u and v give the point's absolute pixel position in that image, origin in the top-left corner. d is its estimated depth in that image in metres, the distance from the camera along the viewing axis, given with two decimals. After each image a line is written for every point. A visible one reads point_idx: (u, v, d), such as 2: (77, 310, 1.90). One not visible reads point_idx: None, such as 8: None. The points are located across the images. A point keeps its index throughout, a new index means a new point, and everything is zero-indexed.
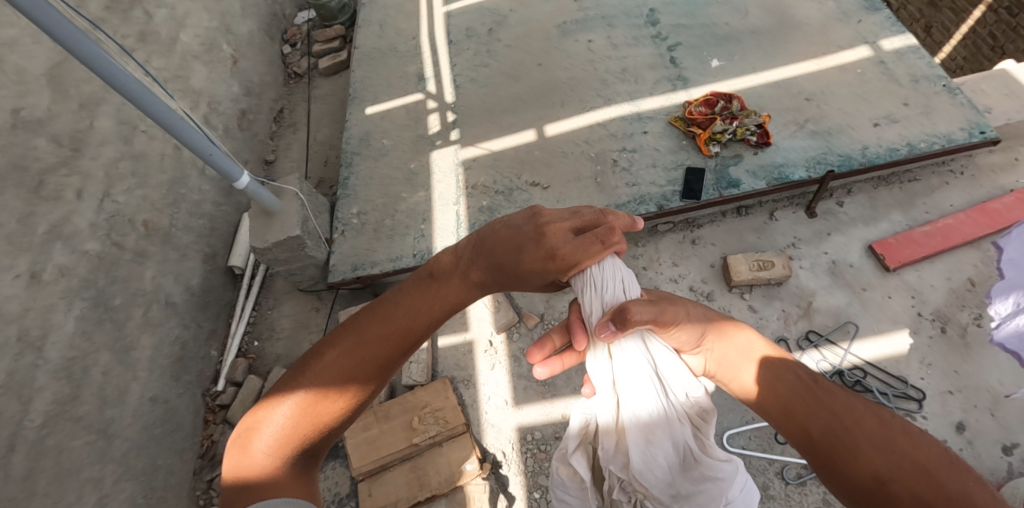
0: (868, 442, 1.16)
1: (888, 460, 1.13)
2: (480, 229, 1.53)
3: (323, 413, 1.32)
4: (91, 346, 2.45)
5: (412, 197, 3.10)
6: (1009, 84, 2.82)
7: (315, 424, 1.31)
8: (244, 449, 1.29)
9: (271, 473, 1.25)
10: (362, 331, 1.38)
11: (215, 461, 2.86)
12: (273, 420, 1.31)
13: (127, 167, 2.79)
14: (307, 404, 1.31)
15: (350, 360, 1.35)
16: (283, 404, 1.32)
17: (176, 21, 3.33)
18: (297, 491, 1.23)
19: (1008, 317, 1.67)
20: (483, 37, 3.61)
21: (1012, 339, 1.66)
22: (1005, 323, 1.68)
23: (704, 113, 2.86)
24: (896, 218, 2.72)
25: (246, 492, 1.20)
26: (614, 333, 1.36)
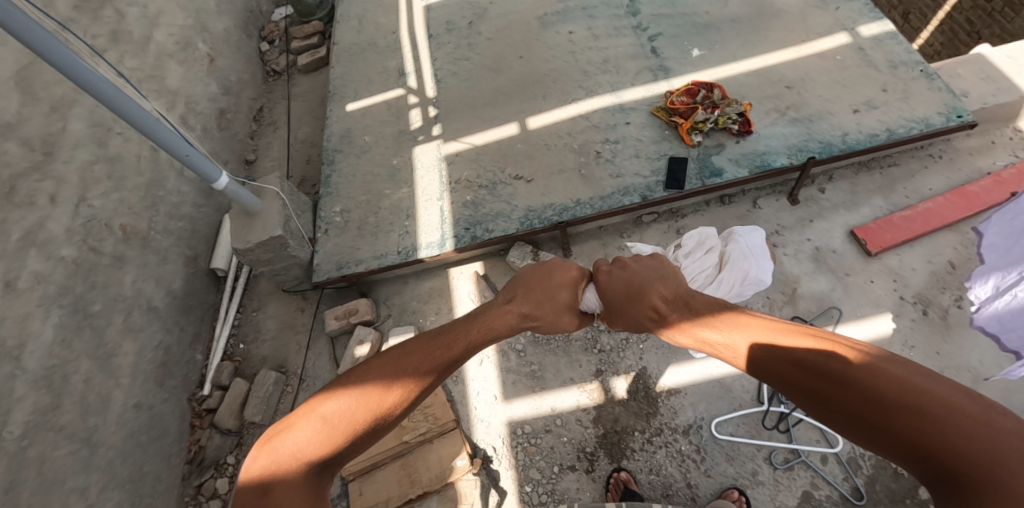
0: (831, 406, 1.05)
1: (856, 421, 1.02)
2: (517, 278, 1.70)
3: (365, 419, 1.17)
4: (71, 354, 2.41)
5: (396, 194, 3.06)
6: (984, 68, 2.86)
7: (354, 427, 1.16)
8: (271, 449, 1.13)
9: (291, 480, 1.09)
10: (420, 342, 1.32)
11: (203, 466, 2.82)
12: (305, 424, 1.16)
13: (102, 171, 2.73)
14: (346, 410, 1.16)
15: (403, 364, 1.25)
16: (314, 409, 1.17)
17: (149, 20, 3.25)
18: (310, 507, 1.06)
19: (987, 301, 1.69)
20: (463, 31, 3.58)
21: (991, 322, 1.68)
22: (984, 306, 1.71)
23: (685, 102, 2.86)
24: (877, 203, 2.75)
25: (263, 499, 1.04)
26: None
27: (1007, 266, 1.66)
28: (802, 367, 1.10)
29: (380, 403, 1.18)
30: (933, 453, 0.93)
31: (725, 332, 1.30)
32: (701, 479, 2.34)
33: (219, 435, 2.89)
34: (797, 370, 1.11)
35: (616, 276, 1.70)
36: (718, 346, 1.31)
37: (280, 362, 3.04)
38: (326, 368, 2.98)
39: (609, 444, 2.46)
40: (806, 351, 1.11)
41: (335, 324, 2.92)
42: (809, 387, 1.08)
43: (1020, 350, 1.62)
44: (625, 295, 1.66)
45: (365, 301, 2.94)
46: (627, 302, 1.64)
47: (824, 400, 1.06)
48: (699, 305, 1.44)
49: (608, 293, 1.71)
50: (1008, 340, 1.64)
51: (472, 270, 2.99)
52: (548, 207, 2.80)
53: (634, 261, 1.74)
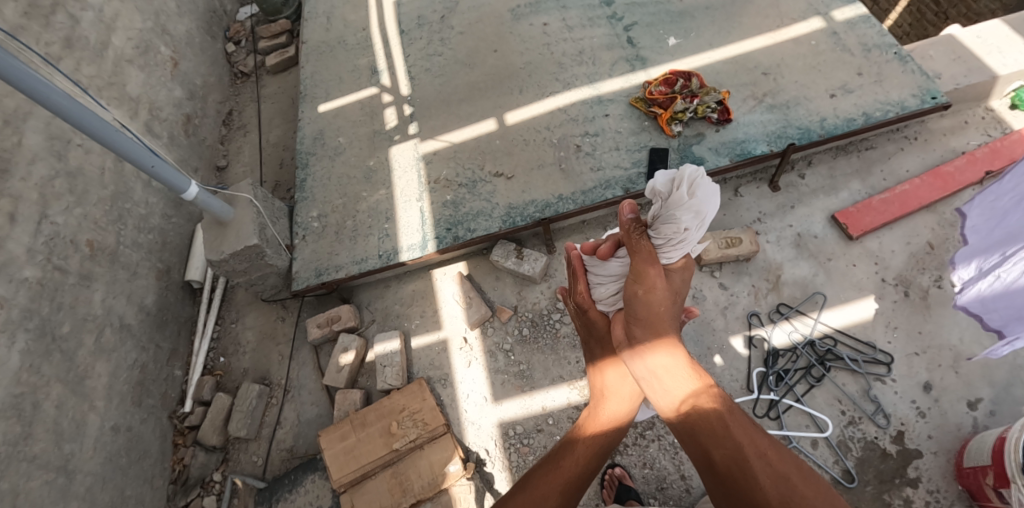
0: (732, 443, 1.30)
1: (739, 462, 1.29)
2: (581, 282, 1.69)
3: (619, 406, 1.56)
4: (40, 380, 2.31)
5: (373, 196, 2.99)
6: (955, 49, 2.89)
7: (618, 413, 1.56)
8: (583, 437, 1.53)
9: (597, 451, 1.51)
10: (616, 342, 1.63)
11: (189, 485, 2.75)
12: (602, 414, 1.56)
13: (63, 186, 2.61)
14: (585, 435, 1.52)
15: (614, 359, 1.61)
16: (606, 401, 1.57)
17: (106, 24, 3.11)
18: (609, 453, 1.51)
19: (969, 283, 1.71)
20: (434, 25, 3.50)
21: (973, 303, 1.71)
22: (967, 288, 1.73)
23: (664, 92, 2.83)
24: (855, 187, 2.76)
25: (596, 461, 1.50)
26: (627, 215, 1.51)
27: (985, 247, 1.67)
28: (737, 446, 1.30)
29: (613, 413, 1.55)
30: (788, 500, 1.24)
31: (662, 360, 1.42)
32: (694, 470, 2.31)
33: (203, 452, 2.81)
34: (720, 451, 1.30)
35: (672, 278, 1.52)
36: (641, 383, 1.46)
37: (262, 374, 2.96)
38: (311, 378, 2.91)
39: None
40: (743, 431, 1.32)
41: (317, 332, 2.85)
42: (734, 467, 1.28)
43: (1001, 328, 1.66)
44: (672, 291, 1.49)
45: (347, 307, 2.87)
46: (659, 310, 1.45)
47: (741, 476, 1.27)
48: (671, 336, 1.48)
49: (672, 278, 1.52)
50: (990, 319, 1.69)
51: (456, 270, 2.93)
52: (530, 204, 2.76)
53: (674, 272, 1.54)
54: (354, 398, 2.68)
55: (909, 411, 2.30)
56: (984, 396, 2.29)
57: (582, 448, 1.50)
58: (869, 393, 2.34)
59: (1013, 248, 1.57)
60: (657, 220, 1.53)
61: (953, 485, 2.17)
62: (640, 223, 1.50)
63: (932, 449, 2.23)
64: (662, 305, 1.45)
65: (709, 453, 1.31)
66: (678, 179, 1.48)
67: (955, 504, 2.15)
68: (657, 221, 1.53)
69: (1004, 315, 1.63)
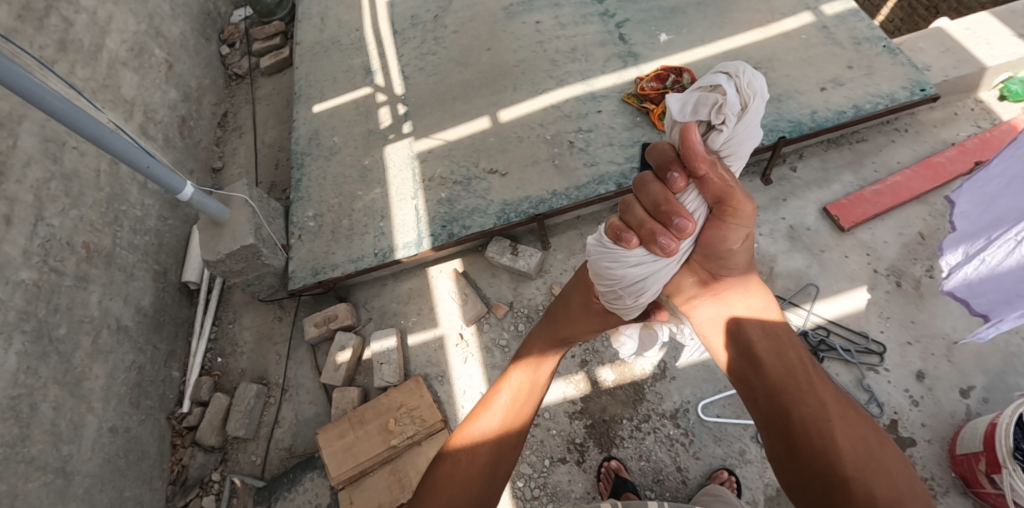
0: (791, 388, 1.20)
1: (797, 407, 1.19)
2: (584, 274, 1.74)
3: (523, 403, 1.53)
4: (38, 381, 2.31)
5: (368, 195, 3.00)
6: (944, 41, 2.91)
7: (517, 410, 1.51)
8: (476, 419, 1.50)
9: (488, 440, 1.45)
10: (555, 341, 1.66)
11: (187, 486, 2.75)
12: (500, 401, 1.54)
13: (59, 188, 2.62)
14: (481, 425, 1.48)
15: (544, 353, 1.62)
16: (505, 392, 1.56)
17: (100, 27, 3.12)
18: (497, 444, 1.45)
19: (957, 267, 1.73)
20: (428, 25, 3.52)
21: (961, 287, 1.73)
22: (954, 273, 1.75)
23: (655, 88, 2.85)
24: (848, 179, 2.78)
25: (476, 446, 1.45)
26: (699, 149, 1.23)
27: (972, 232, 1.69)
28: (810, 391, 1.18)
29: (514, 399, 1.53)
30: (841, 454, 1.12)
31: (733, 299, 1.36)
32: (690, 462, 2.32)
33: (202, 452, 2.81)
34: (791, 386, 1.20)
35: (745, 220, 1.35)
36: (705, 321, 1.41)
37: (259, 374, 2.97)
38: (308, 377, 2.91)
39: (598, 433, 2.42)
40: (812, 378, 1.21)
41: (314, 331, 2.86)
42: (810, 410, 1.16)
43: (988, 312, 1.67)
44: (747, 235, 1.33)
45: (343, 305, 2.88)
46: (743, 258, 1.34)
47: (808, 425, 1.16)
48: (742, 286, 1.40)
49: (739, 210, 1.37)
50: (978, 304, 1.69)
51: (452, 267, 2.93)
52: (524, 200, 2.77)
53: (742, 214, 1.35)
54: (351, 395, 2.68)
55: (902, 400, 2.32)
56: (977, 384, 2.31)
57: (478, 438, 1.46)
58: (863, 383, 2.36)
59: (1001, 231, 1.57)
60: (732, 142, 1.26)
61: (948, 473, 2.19)
62: (709, 152, 1.26)
63: (926, 437, 2.25)
64: (749, 253, 1.34)
65: (778, 387, 1.20)
66: (741, 88, 1.24)
67: (949, 491, 2.17)
68: (733, 144, 1.26)
69: (989, 299, 1.65)
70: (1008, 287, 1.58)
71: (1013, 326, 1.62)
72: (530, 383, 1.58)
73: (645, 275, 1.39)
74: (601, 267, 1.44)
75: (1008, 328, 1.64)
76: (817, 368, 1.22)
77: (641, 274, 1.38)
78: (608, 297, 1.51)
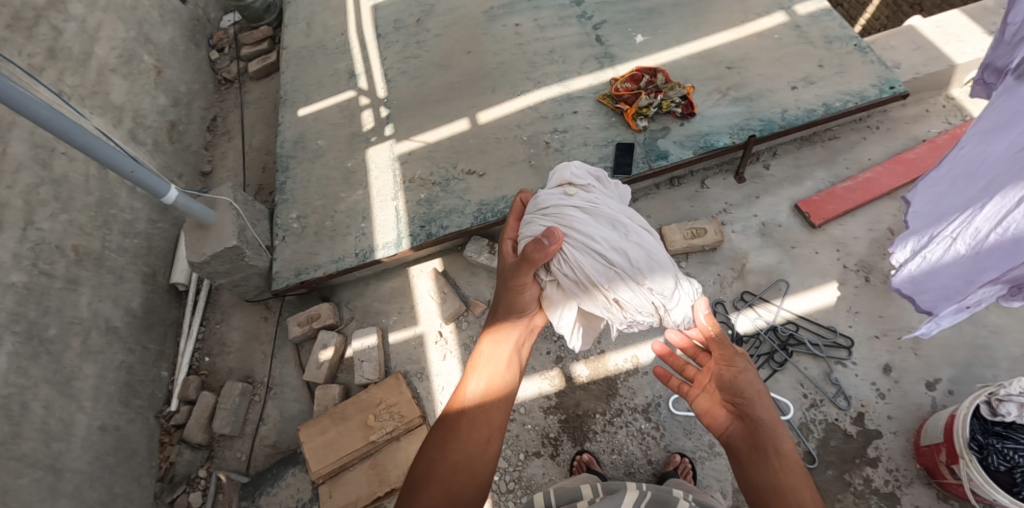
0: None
1: None
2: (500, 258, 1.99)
3: (494, 400, 1.81)
4: (28, 381, 2.38)
5: (351, 196, 3.07)
6: (915, 39, 2.95)
7: (486, 406, 1.79)
8: (453, 420, 1.77)
9: (467, 440, 1.71)
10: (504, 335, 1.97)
11: (175, 482, 2.82)
12: (471, 399, 1.80)
13: (49, 192, 2.69)
14: (463, 410, 1.78)
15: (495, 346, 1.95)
16: (474, 388, 1.84)
17: (89, 35, 3.19)
18: (478, 441, 1.71)
19: (903, 265, 1.79)
20: (411, 29, 3.57)
21: (907, 284, 1.79)
22: (901, 270, 1.81)
23: (629, 88, 2.89)
24: (820, 176, 2.82)
25: (456, 444, 1.70)
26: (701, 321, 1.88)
27: (919, 231, 1.74)
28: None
29: (483, 397, 1.81)
30: None
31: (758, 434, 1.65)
32: (660, 455, 2.37)
33: (189, 450, 2.88)
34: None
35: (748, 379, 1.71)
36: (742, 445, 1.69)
37: (246, 373, 3.04)
38: (293, 375, 2.97)
39: (571, 428, 2.47)
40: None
41: (298, 330, 2.93)
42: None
43: (931, 308, 1.72)
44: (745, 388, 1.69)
45: (326, 305, 2.94)
46: (753, 391, 1.68)
47: None
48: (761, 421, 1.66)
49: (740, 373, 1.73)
50: (922, 300, 1.75)
51: (432, 267, 2.99)
52: (500, 200, 2.82)
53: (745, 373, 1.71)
54: (333, 393, 2.74)
55: (869, 393, 2.36)
56: (943, 376, 2.34)
57: (459, 435, 1.72)
58: (831, 376, 2.41)
59: (941, 228, 1.62)
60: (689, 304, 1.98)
61: (913, 464, 2.23)
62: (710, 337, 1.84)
63: (892, 429, 2.29)
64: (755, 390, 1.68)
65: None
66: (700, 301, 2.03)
67: (914, 482, 2.21)
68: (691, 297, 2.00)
69: (932, 295, 1.70)
70: (948, 284, 1.63)
71: (953, 322, 1.68)
72: (494, 376, 1.87)
73: (640, 280, 1.89)
74: (625, 247, 1.90)
75: (949, 324, 1.70)
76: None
77: (633, 273, 1.89)
78: (591, 265, 1.87)
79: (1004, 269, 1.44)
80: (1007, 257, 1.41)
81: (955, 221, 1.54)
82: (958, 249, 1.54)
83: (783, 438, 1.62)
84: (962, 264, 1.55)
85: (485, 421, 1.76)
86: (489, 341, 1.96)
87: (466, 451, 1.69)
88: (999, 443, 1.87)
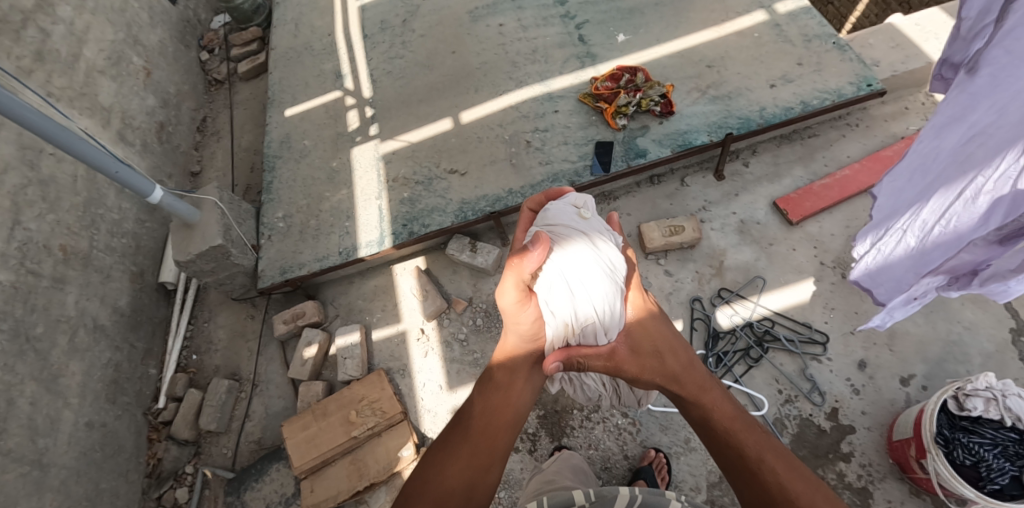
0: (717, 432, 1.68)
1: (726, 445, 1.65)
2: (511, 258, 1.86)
3: (502, 423, 1.68)
4: (14, 378, 2.41)
5: (335, 196, 3.10)
6: (894, 37, 2.97)
7: (492, 428, 1.66)
8: (459, 439, 1.66)
9: (468, 462, 1.60)
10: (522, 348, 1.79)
11: (162, 478, 2.85)
12: (478, 418, 1.68)
13: (36, 193, 2.73)
14: (471, 428, 1.67)
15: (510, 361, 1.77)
16: (484, 405, 1.70)
17: (77, 37, 3.23)
18: (479, 468, 1.59)
19: (860, 258, 1.95)
20: (396, 29, 3.60)
21: (866, 278, 1.95)
22: (860, 264, 1.97)
23: (609, 87, 2.92)
24: (798, 173, 2.85)
25: (456, 466, 1.59)
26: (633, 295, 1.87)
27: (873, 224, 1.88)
28: (740, 438, 1.64)
29: (490, 419, 1.68)
30: (744, 463, 1.60)
31: (659, 354, 1.79)
32: (636, 450, 2.40)
33: (176, 446, 2.91)
34: (768, 470, 1.57)
35: (648, 325, 1.83)
36: (660, 369, 1.78)
37: (232, 370, 3.07)
38: (278, 373, 3.01)
39: (550, 424, 2.50)
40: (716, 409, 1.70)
41: (282, 328, 2.96)
42: (798, 495, 1.51)
43: (886, 300, 1.90)
44: (647, 329, 1.83)
45: (311, 303, 2.98)
46: (656, 331, 1.83)
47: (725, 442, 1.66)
48: (662, 356, 1.79)
49: (633, 328, 1.83)
50: (879, 292, 1.93)
51: (415, 265, 3.02)
52: (481, 199, 2.85)
53: (648, 323, 1.84)
54: (316, 389, 2.77)
55: (844, 388, 2.39)
56: (917, 372, 2.36)
57: (460, 454, 1.62)
58: (806, 372, 2.43)
59: (893, 222, 1.76)
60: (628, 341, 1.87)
61: (886, 459, 2.25)
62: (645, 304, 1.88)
63: (866, 425, 2.32)
64: (657, 331, 1.83)
65: (757, 470, 1.57)
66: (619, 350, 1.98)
67: (886, 477, 2.23)
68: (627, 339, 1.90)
69: (886, 288, 1.88)
70: (899, 274, 1.79)
71: (905, 314, 1.86)
72: (505, 395, 1.72)
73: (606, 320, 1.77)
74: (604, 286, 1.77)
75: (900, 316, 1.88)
76: (733, 418, 1.69)
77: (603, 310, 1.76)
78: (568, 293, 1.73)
79: (947, 260, 1.60)
80: (949, 249, 1.57)
81: (905, 216, 1.68)
82: (909, 242, 1.68)
83: (673, 360, 1.78)
84: (911, 256, 1.70)
85: (487, 446, 1.63)
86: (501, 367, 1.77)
87: (464, 476, 1.57)
88: (965, 438, 1.90)
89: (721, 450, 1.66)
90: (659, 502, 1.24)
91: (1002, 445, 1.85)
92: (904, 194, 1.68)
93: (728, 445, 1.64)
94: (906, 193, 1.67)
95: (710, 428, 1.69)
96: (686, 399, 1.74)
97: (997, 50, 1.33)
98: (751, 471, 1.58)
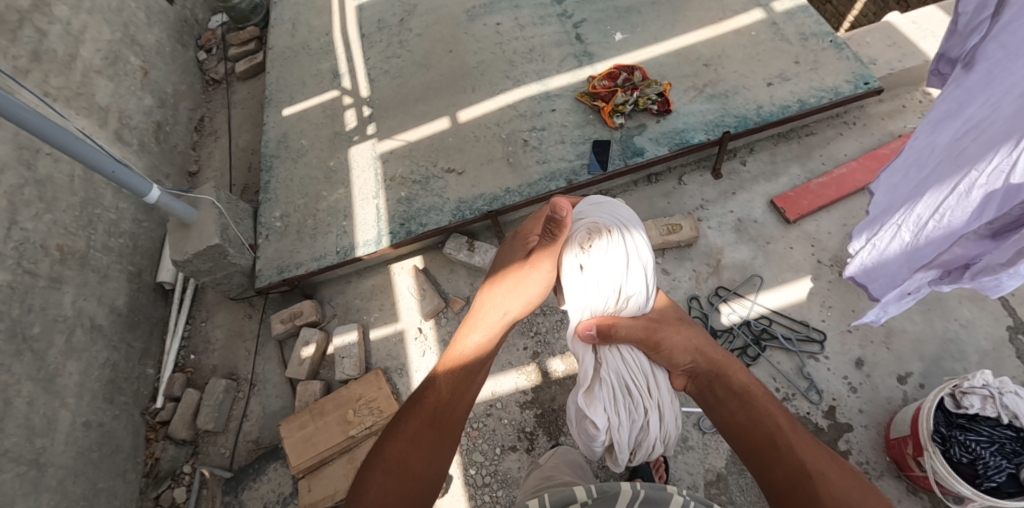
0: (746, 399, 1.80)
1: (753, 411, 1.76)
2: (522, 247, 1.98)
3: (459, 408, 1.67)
4: (12, 378, 2.41)
5: (333, 195, 3.10)
6: (891, 35, 2.98)
7: (450, 413, 1.65)
8: (414, 423, 1.63)
9: (425, 447, 1.58)
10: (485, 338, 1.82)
11: (160, 478, 2.84)
12: (436, 402, 1.66)
13: (32, 193, 2.72)
14: (429, 411, 1.64)
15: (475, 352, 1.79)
16: (442, 389, 1.69)
17: (74, 36, 3.23)
18: (435, 454, 1.57)
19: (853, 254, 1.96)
20: (394, 28, 3.60)
21: (860, 274, 1.96)
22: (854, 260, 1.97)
23: (607, 86, 2.92)
24: (795, 171, 2.85)
25: (413, 451, 1.57)
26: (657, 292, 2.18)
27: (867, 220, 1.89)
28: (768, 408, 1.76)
29: (448, 404, 1.66)
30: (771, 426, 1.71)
31: (691, 333, 1.98)
32: None
33: (173, 446, 2.90)
34: (795, 440, 1.67)
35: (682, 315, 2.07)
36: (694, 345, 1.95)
37: (230, 370, 3.07)
38: (276, 372, 3.01)
39: (547, 422, 2.50)
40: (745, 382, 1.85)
41: (280, 328, 2.96)
42: (818, 458, 1.62)
43: (881, 296, 1.92)
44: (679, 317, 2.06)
45: (309, 302, 2.98)
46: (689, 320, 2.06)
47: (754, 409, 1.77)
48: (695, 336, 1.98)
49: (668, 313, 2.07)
50: (874, 288, 1.94)
51: (412, 264, 3.02)
52: (478, 198, 2.85)
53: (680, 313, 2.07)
54: (314, 389, 2.77)
55: (841, 387, 2.39)
56: (914, 370, 2.36)
57: (414, 439, 1.59)
58: (803, 370, 2.43)
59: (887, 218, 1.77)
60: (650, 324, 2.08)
61: (883, 457, 2.25)
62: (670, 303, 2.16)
63: (863, 423, 2.32)
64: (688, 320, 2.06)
65: (777, 445, 1.67)
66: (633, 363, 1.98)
67: (884, 475, 2.22)
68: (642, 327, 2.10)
69: (881, 284, 1.88)
70: (893, 270, 1.80)
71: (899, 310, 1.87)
72: (463, 380, 1.71)
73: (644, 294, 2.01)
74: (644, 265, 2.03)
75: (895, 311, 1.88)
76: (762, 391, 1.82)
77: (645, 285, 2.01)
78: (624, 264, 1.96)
79: (940, 255, 1.61)
80: (941, 243, 1.58)
81: (899, 211, 1.69)
82: (902, 238, 1.69)
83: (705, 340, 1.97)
84: (906, 251, 1.71)
85: (444, 430, 1.62)
86: (450, 367, 1.74)
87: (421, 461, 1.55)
88: (962, 435, 1.89)
89: (748, 416, 1.76)
90: (661, 497, 1.21)
91: (999, 443, 1.85)
92: (897, 190, 1.68)
93: (766, 416, 1.73)
94: (900, 189, 1.68)
95: (741, 395, 1.81)
96: (716, 372, 1.90)
97: (992, 44, 1.34)
98: (778, 432, 1.69)
